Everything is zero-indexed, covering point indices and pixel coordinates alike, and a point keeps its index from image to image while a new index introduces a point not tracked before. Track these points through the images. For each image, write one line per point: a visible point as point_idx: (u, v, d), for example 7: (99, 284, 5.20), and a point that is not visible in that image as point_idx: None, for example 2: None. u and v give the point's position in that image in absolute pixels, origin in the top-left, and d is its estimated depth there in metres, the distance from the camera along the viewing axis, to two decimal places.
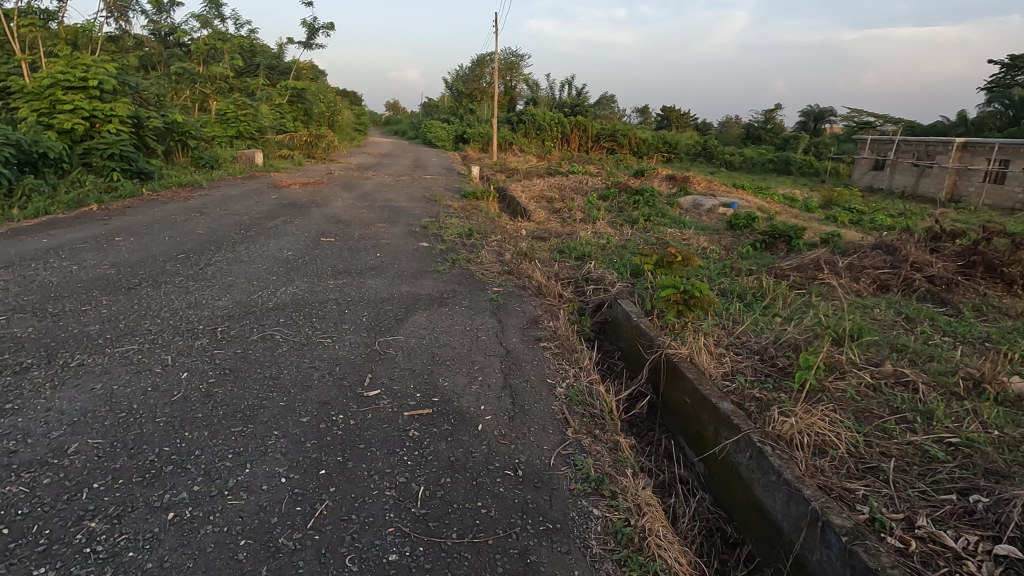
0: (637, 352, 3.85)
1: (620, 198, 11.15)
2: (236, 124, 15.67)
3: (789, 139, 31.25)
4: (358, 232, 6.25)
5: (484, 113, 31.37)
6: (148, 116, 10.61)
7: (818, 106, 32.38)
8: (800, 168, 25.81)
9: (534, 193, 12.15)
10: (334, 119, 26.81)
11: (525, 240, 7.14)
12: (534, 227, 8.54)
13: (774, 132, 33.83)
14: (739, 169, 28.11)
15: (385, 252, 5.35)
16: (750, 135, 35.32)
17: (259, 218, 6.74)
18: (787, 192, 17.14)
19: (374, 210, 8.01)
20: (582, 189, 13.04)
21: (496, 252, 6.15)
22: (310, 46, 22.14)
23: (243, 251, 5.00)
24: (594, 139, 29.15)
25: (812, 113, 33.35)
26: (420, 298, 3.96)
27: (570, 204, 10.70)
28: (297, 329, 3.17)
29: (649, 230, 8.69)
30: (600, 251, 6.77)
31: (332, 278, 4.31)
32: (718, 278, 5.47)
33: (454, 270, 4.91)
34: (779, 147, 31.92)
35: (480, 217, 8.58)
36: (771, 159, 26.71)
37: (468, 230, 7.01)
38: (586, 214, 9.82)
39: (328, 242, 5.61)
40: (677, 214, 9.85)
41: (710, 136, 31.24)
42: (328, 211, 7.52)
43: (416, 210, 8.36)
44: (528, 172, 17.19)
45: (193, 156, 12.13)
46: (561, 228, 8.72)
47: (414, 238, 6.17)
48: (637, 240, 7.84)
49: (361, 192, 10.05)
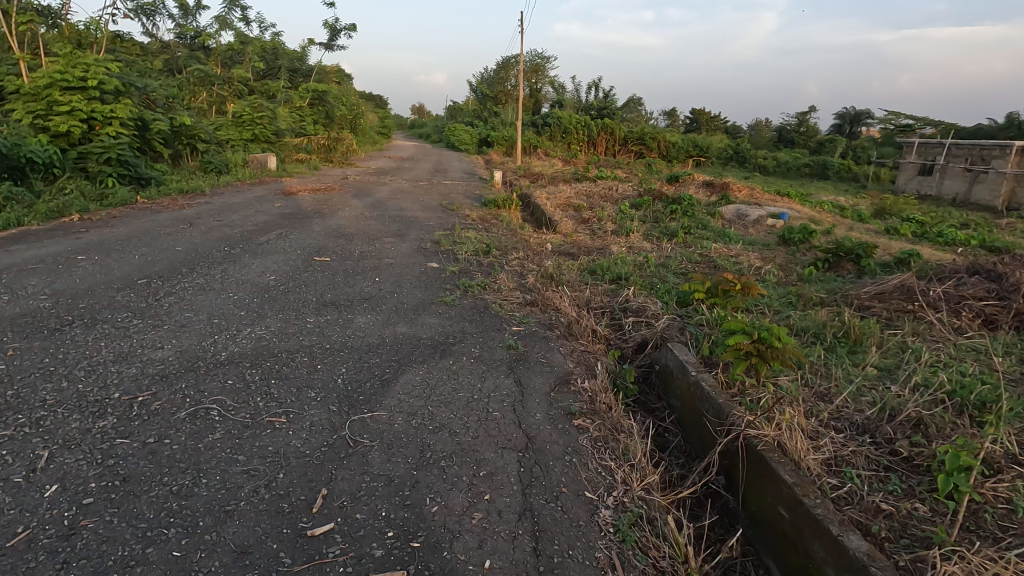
0: (699, 423, 2.97)
1: (656, 207, 10.19)
2: (250, 127, 15.14)
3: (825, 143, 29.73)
4: (359, 248, 5.48)
5: (508, 115, 30.65)
6: (152, 118, 10.06)
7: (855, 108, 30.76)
8: (838, 173, 24.40)
9: (561, 200, 11.26)
10: (356, 122, 26.37)
11: (550, 258, 6.28)
12: (560, 241, 7.68)
13: (808, 135, 32.32)
14: (773, 173, 26.75)
15: (386, 276, 4.55)
16: (783, 138, 33.83)
17: (252, 231, 6.01)
18: (830, 199, 15.91)
19: (383, 221, 7.24)
20: (613, 196, 12.10)
21: (517, 274, 5.30)
22: (331, 48, 21.65)
23: (220, 274, 4.27)
24: (621, 143, 28.12)
25: (847, 116, 31.68)
26: (419, 344, 3.12)
27: (600, 214, 9.81)
28: (246, 400, 2.35)
29: (689, 245, 7.74)
30: (638, 272, 5.86)
31: (313, 312, 3.52)
32: (785, 312, 4.52)
33: (465, 300, 4.07)
34: (815, 151, 30.40)
35: (500, 228, 7.77)
36: (807, 164, 25.34)
37: (487, 245, 6.20)
38: (618, 225, 8.92)
39: (322, 262, 4.85)
40: (719, 226, 8.86)
41: (743, 139, 29.91)
42: (332, 223, 6.79)
43: (429, 221, 7.58)
44: (553, 177, 16.31)
45: (201, 160, 11.59)
46: (591, 242, 7.84)
47: (422, 256, 5.38)
48: (677, 257, 6.90)
49: (373, 200, 9.32)
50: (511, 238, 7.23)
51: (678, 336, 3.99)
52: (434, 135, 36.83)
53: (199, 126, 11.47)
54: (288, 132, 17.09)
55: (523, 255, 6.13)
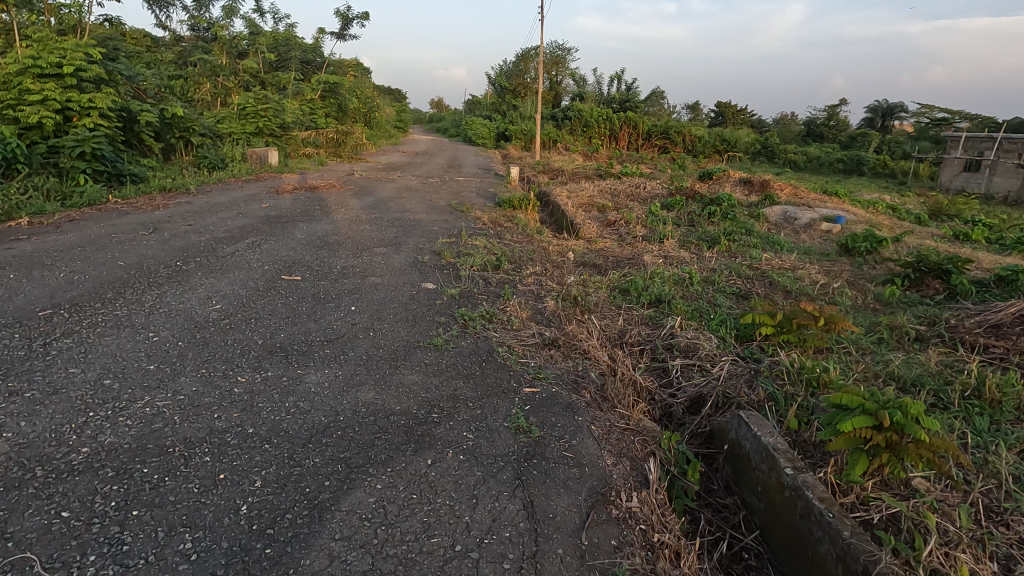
0: (805, 559, 2.01)
1: (690, 208, 9.10)
2: (254, 120, 14.35)
3: (858, 137, 28.14)
4: (342, 262, 4.53)
5: (527, 109, 29.58)
6: (139, 109, 9.29)
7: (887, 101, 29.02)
8: (873, 169, 22.93)
9: (583, 199, 10.24)
10: (371, 116, 25.60)
11: (573, 273, 5.27)
12: (583, 249, 6.67)
13: (838, 129, 30.68)
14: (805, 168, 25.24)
15: (367, 303, 3.59)
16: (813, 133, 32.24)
17: (223, 239, 5.11)
18: (874, 198, 14.60)
19: (381, 225, 6.31)
20: (641, 196, 11.01)
21: (533, 297, 4.30)
22: (343, 38, 20.86)
23: (155, 299, 3.36)
24: (645, 137, 26.92)
25: (880, 109, 30.00)
26: (385, 425, 2.15)
27: (627, 216, 8.75)
28: (71, 563, 1.41)
29: (734, 254, 6.67)
30: (681, 293, 4.82)
31: (249, 366, 2.56)
32: (883, 355, 3.46)
33: (465, 341, 3.10)
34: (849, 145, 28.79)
35: (514, 234, 6.77)
36: (840, 159, 23.85)
37: (498, 257, 5.23)
38: (648, 230, 7.87)
39: (291, 282, 3.91)
40: (765, 231, 7.77)
41: (772, 133, 28.47)
42: (319, 228, 5.87)
43: (434, 225, 6.63)
44: (573, 173, 15.25)
45: (196, 155, 10.81)
46: (620, 250, 6.80)
47: (417, 272, 4.42)
48: (724, 271, 5.84)
49: (375, 199, 8.42)
50: (528, 246, 6.23)
51: (748, 396, 2.98)
52: (451, 129, 35.97)
53: (192, 118, 10.68)
54: (296, 125, 16.30)
55: (542, 270, 5.13)
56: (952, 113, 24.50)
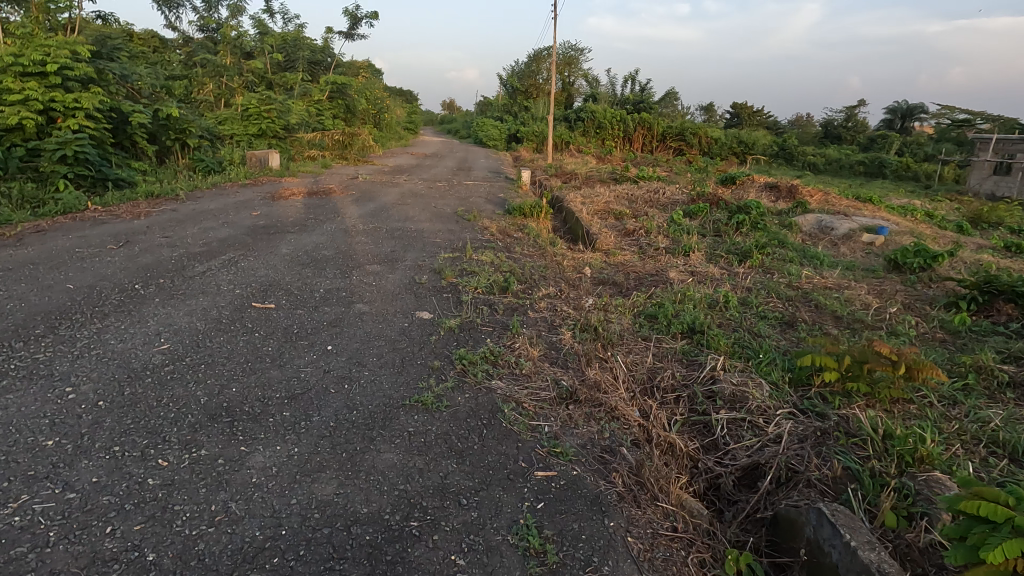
0: None
1: (715, 217, 8.43)
2: (257, 121, 13.89)
3: (879, 138, 27.21)
4: (326, 284, 3.96)
5: (538, 110, 29.00)
6: (131, 110, 8.84)
7: (907, 103, 27.95)
8: (896, 172, 22.03)
9: (598, 206, 9.62)
10: (380, 118, 25.16)
11: (591, 295, 4.66)
12: (600, 264, 6.05)
13: (857, 131, 29.75)
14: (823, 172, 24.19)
15: (348, 338, 3.01)
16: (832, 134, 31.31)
17: (198, 255, 4.57)
18: (905, 203, 13.80)
19: (379, 237, 5.75)
20: (660, 202, 10.36)
21: (546, 328, 3.69)
22: (352, 38, 20.40)
23: (93, 335, 2.81)
24: (659, 139, 26.24)
25: (899, 110, 29.09)
26: (342, 545, 1.58)
27: (647, 224, 8.12)
28: None
29: (769, 270, 6.03)
30: (716, 320, 4.19)
31: (178, 438, 1.98)
32: (977, 412, 2.82)
33: (463, 395, 2.51)
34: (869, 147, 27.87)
35: (524, 247, 6.16)
36: (862, 162, 22.95)
37: (506, 276, 4.63)
38: (671, 242, 7.23)
39: (262, 312, 3.34)
40: (800, 242, 7.11)
41: (790, 135, 27.62)
42: (309, 240, 5.30)
43: (437, 236, 6.05)
44: (587, 176, 14.62)
45: (193, 158, 10.34)
46: (642, 265, 6.18)
47: (412, 296, 3.83)
48: (760, 290, 5.19)
49: (377, 206, 7.86)
50: (540, 261, 5.62)
51: (819, 471, 2.35)
52: (462, 130, 35.50)
53: (189, 120, 10.22)
54: (301, 127, 15.84)
55: (556, 291, 4.53)
56: (974, 114, 23.59)
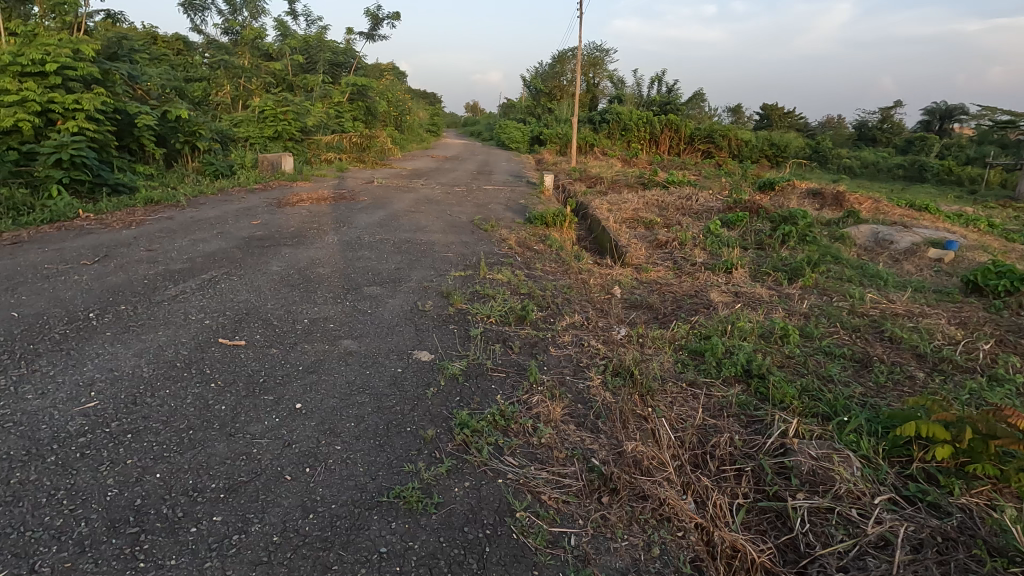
0: None
1: (756, 228, 7.69)
2: (273, 123, 13.54)
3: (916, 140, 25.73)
4: (313, 311, 3.39)
5: (562, 112, 28.35)
6: (136, 111, 8.48)
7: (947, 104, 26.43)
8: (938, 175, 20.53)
9: (627, 215, 8.95)
10: (401, 120, 24.82)
11: (623, 324, 4.01)
12: (631, 284, 5.39)
13: (894, 133, 28.34)
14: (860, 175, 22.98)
15: (324, 391, 2.42)
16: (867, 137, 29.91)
17: (177, 273, 4.06)
18: (959, 211, 12.74)
19: (385, 250, 5.19)
20: (693, 209, 9.63)
21: (571, 371, 3.05)
22: (373, 39, 20.03)
23: (11, 386, 2.28)
24: (687, 141, 25.36)
25: (937, 113, 27.61)
26: None
27: (681, 235, 7.42)
28: None
29: (824, 291, 5.30)
30: (776, 359, 3.49)
31: (50, 568, 1.42)
32: None
33: (463, 484, 1.90)
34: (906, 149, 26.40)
35: (546, 263, 5.54)
36: (901, 166, 21.61)
37: (525, 301, 4.02)
38: (709, 256, 6.52)
39: (227, 350, 2.78)
40: (855, 258, 6.34)
41: (825, 137, 26.41)
42: (305, 255, 4.76)
43: (450, 249, 5.47)
44: (613, 181, 13.91)
45: (203, 161, 9.99)
46: (678, 284, 5.49)
47: (412, 329, 3.24)
48: (820, 318, 4.46)
49: (388, 214, 7.33)
50: (563, 280, 4.99)
51: None
52: (485, 133, 35.05)
53: (199, 122, 9.85)
54: (319, 130, 15.48)
55: (583, 320, 3.88)
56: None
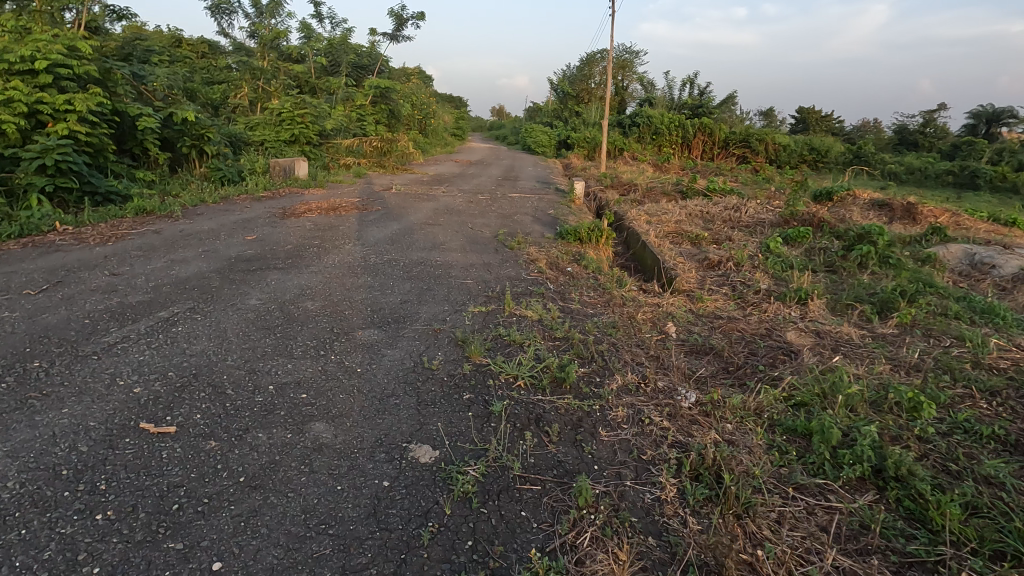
0: None
1: (824, 247, 6.66)
2: (291, 127, 12.95)
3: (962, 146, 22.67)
4: (284, 368, 2.59)
5: (590, 115, 27.37)
6: (137, 113, 7.88)
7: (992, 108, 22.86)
8: (992, 182, 17.45)
9: (669, 229, 8.01)
10: (425, 124, 24.21)
11: (689, 385, 3.10)
12: (687, 320, 4.46)
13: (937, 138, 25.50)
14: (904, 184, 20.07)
15: (266, 529, 1.61)
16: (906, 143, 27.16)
17: (133, 308, 3.30)
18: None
19: (394, 276, 4.38)
20: (743, 223, 8.61)
21: (632, 473, 2.17)
22: (397, 39, 19.41)
23: None
24: (720, 146, 24.18)
25: (982, 116, 24.10)
26: None
27: (735, 255, 6.45)
28: None
29: (929, 331, 4.29)
30: (910, 447, 2.54)
31: None
32: None
33: None
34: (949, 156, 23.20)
35: (584, 291, 4.65)
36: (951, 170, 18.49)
37: (562, 352, 3.15)
38: (774, 282, 5.55)
39: (147, 441, 1.97)
40: (953, 287, 5.29)
41: (868, 141, 24.86)
42: (296, 283, 3.98)
43: (470, 274, 4.63)
44: (648, 188, 12.91)
45: (210, 167, 9.38)
46: (744, 320, 4.55)
47: (412, 402, 2.40)
48: (940, 374, 3.47)
49: (404, 227, 6.56)
50: (607, 316, 4.10)
51: None
52: (511, 136, 34.33)
53: (208, 124, 9.26)
54: (338, 133, 14.87)
55: (638, 380, 2.99)
56: None
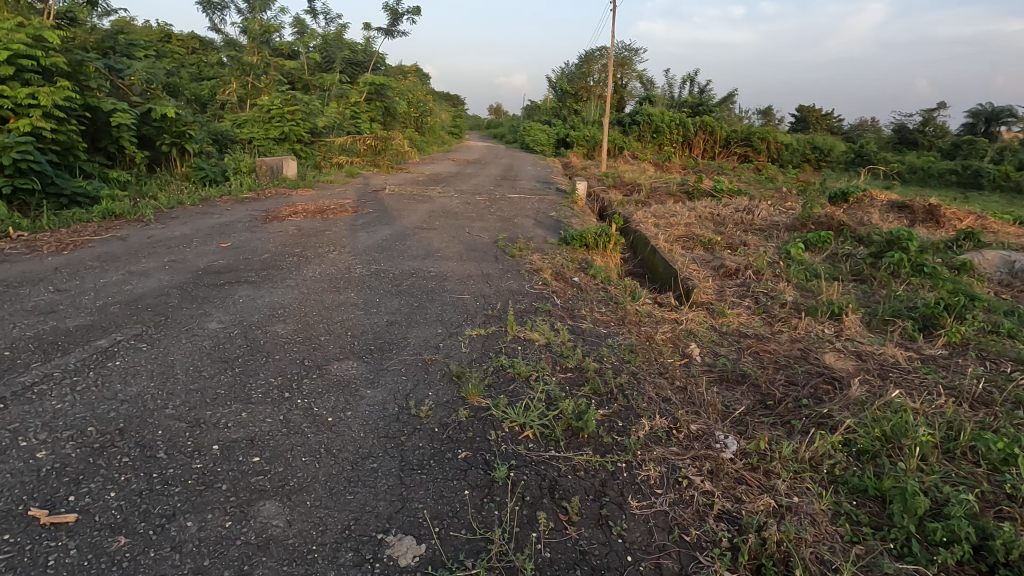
0: None
1: (848, 253, 6.18)
2: (280, 124, 12.42)
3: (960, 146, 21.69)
4: (235, 419, 2.10)
5: (589, 114, 26.88)
6: (111, 109, 7.36)
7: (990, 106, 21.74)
8: (996, 182, 16.52)
9: (679, 233, 7.54)
10: (421, 122, 23.72)
11: (726, 427, 2.62)
12: (710, 340, 3.97)
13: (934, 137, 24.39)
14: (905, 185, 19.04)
15: None
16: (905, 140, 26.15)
17: (69, 333, 2.81)
18: None
19: (381, 290, 3.89)
20: (756, 226, 8.14)
21: (675, 566, 1.69)
22: (391, 34, 18.88)
23: None
24: (722, 144, 23.77)
25: (982, 114, 22.97)
26: None
27: (754, 262, 5.97)
28: None
29: (982, 352, 3.82)
30: (1008, 515, 2.07)
31: None
32: None
33: None
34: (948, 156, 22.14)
35: (594, 306, 4.16)
36: (953, 170, 17.61)
37: (576, 389, 2.66)
38: (800, 293, 5.07)
39: (34, 538, 1.47)
40: (996, 298, 4.82)
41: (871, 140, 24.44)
42: (267, 300, 3.48)
43: (467, 287, 4.14)
44: (652, 187, 12.41)
45: (192, 166, 8.86)
46: (773, 339, 4.07)
47: (394, 467, 1.90)
48: (1011, 408, 3.00)
49: (396, 232, 6.07)
50: (622, 336, 3.61)
51: None
52: (509, 135, 33.88)
53: (190, 120, 8.74)
54: (331, 131, 14.36)
55: (667, 424, 2.50)
56: None
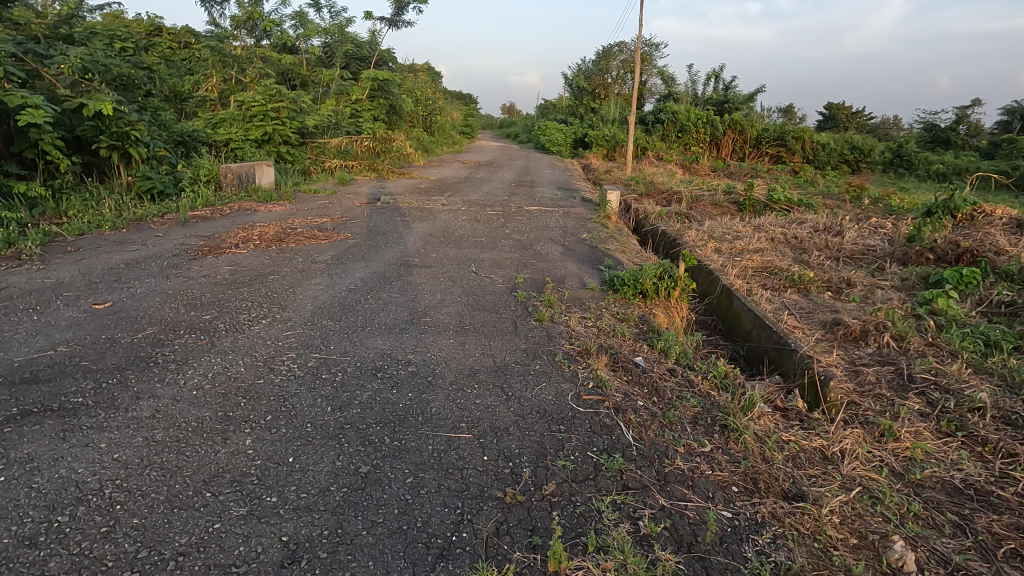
0: None
1: (1018, 304, 4.30)
2: (263, 123, 10.73)
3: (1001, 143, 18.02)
4: None
5: (608, 111, 24.97)
6: (21, 103, 5.69)
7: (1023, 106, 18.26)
8: None
9: (754, 265, 5.70)
10: (430, 121, 22.01)
11: None
12: (912, 514, 2.18)
13: (972, 132, 20.53)
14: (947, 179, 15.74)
15: None
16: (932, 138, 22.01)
17: None
18: None
19: (313, 422, 2.13)
20: (846, 255, 6.27)
21: None
22: (396, 25, 17.18)
23: None
24: (753, 144, 21.82)
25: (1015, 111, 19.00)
26: None
27: (887, 319, 4.12)
28: None
29: None
30: None
31: None
32: None
33: None
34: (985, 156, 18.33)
35: (692, 439, 2.36)
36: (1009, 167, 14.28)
37: None
38: (992, 386, 3.22)
39: None
40: None
41: (911, 137, 22.29)
42: (56, 476, 1.72)
43: (471, 405, 2.37)
44: (694, 195, 10.58)
45: (139, 176, 7.20)
46: (1018, 509, 2.26)
47: None
48: None
49: (376, 273, 4.32)
50: (773, 541, 1.83)
51: None
52: (522, 135, 32.11)
53: (137, 117, 7.05)
54: (325, 131, 12.70)
55: None
56: None
